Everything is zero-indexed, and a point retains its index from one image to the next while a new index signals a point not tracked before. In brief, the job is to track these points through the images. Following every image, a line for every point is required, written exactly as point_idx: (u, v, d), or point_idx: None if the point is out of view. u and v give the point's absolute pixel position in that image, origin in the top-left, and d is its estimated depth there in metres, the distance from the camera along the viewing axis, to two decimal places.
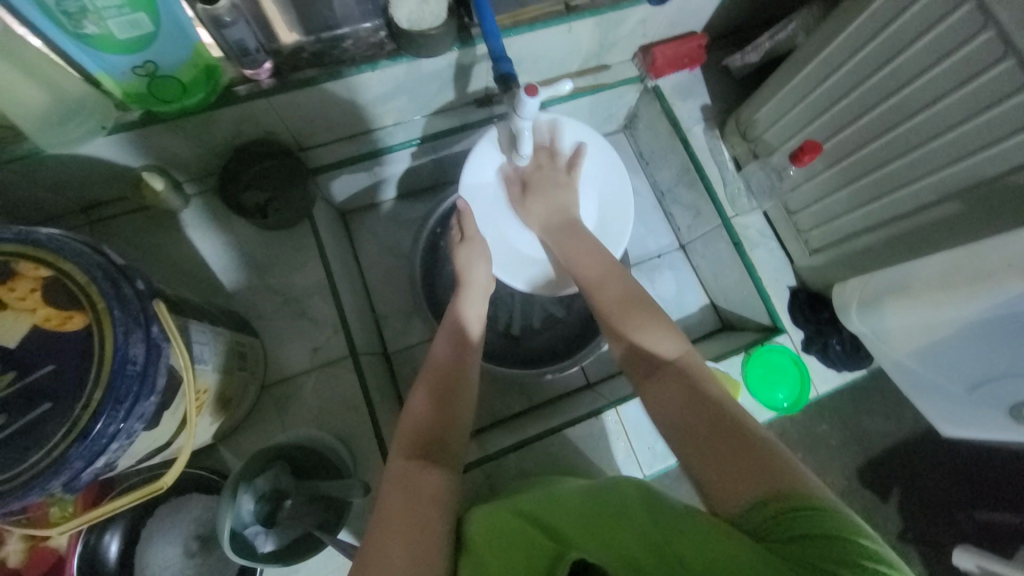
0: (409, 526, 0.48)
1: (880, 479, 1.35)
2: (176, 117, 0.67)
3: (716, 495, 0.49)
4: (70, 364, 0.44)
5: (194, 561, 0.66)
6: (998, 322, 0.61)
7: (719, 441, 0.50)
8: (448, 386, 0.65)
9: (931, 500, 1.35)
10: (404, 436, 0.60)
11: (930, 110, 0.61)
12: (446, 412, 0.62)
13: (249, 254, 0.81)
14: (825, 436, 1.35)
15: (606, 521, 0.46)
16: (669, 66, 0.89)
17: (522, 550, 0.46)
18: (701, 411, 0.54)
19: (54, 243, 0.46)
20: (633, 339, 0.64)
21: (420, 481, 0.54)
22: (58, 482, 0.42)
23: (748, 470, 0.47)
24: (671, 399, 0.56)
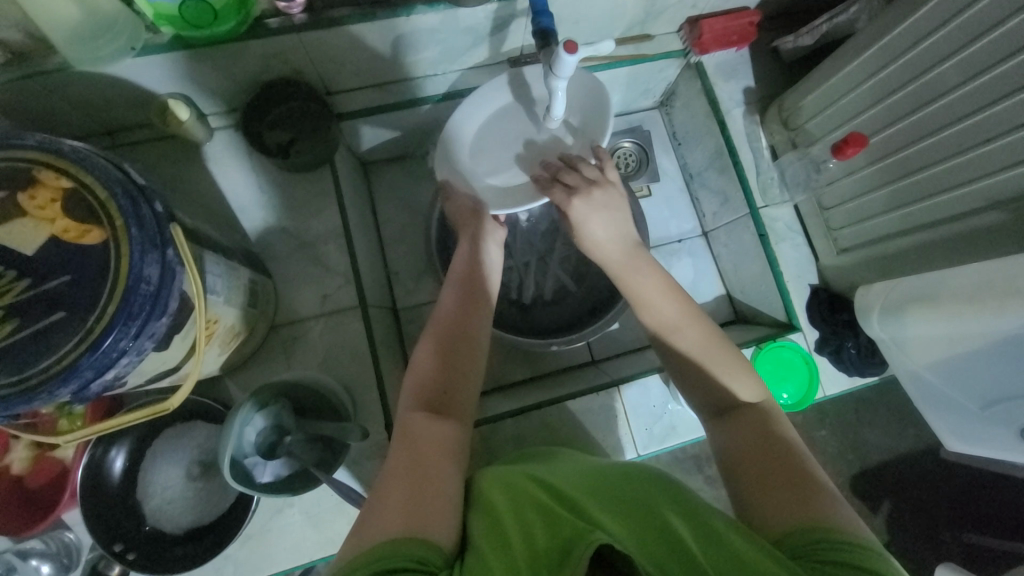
0: (410, 495, 0.47)
1: (874, 491, 1.35)
2: (205, 45, 0.66)
3: (755, 514, 0.49)
4: (86, 278, 0.44)
5: (194, 484, 0.68)
6: None
7: (770, 472, 0.51)
8: (453, 340, 0.63)
9: (922, 517, 1.34)
10: (406, 397, 0.59)
11: (987, 110, 0.57)
12: (454, 366, 0.61)
13: (268, 195, 0.81)
14: (824, 442, 1.34)
15: (624, 507, 0.46)
16: (715, 43, 0.85)
17: (544, 521, 0.44)
18: (751, 436, 0.55)
19: (78, 156, 0.46)
20: (718, 383, 0.61)
21: (422, 429, 0.54)
22: (67, 390, 0.43)
23: (790, 499, 0.48)
24: (738, 437, 0.56)
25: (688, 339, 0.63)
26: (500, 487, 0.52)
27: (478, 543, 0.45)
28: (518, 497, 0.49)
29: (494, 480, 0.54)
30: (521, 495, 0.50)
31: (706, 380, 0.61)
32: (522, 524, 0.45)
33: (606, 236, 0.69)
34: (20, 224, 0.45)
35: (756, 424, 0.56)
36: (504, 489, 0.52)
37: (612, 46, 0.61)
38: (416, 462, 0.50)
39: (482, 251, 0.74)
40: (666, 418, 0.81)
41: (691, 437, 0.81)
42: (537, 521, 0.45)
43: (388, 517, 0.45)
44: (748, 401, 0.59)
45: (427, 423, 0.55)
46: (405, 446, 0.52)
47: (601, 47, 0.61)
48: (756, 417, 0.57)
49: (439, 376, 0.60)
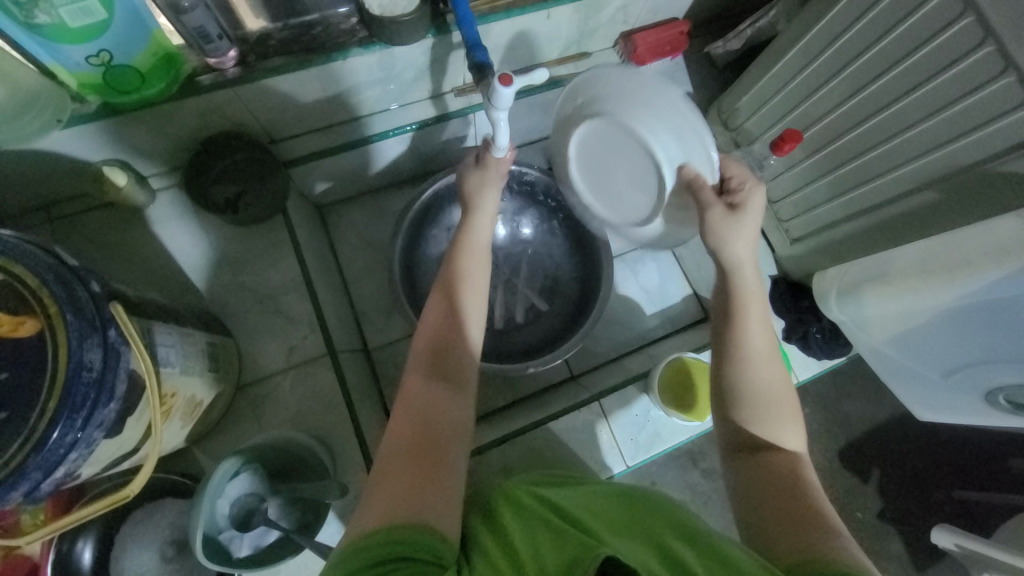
0: (409, 485, 0.48)
1: (861, 461, 1.38)
2: (136, 109, 0.64)
3: (765, 547, 0.51)
4: (22, 373, 0.42)
5: (171, 566, 0.65)
6: (975, 309, 0.62)
7: (788, 512, 0.52)
8: (450, 343, 0.60)
9: (909, 481, 1.38)
10: (412, 364, 0.59)
11: (910, 96, 0.61)
12: (461, 334, 0.61)
13: (222, 251, 0.78)
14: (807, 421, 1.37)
15: (630, 531, 0.46)
16: (650, 54, 0.88)
17: (552, 535, 0.44)
18: (773, 476, 0.56)
19: (3, 245, 0.43)
20: (769, 427, 0.60)
21: (435, 408, 0.55)
22: (14, 496, 0.40)
23: (796, 535, 0.49)
24: (760, 478, 0.57)
25: (764, 375, 0.63)
26: (508, 504, 0.52)
27: (488, 549, 0.46)
28: (523, 514, 0.49)
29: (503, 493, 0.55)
30: (530, 517, 0.48)
31: (758, 417, 0.61)
32: (531, 541, 0.45)
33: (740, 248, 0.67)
34: None
35: (786, 466, 0.57)
36: (513, 509, 0.51)
37: (547, 73, 0.63)
38: (422, 445, 0.52)
39: (473, 228, 0.70)
40: (650, 425, 0.81)
41: (676, 441, 0.82)
42: (547, 537, 0.44)
43: (396, 505, 0.46)
44: (786, 449, 0.59)
45: (436, 405, 0.55)
46: (414, 417, 0.54)
47: (534, 75, 0.62)
48: (787, 465, 0.57)
49: (439, 340, 0.60)
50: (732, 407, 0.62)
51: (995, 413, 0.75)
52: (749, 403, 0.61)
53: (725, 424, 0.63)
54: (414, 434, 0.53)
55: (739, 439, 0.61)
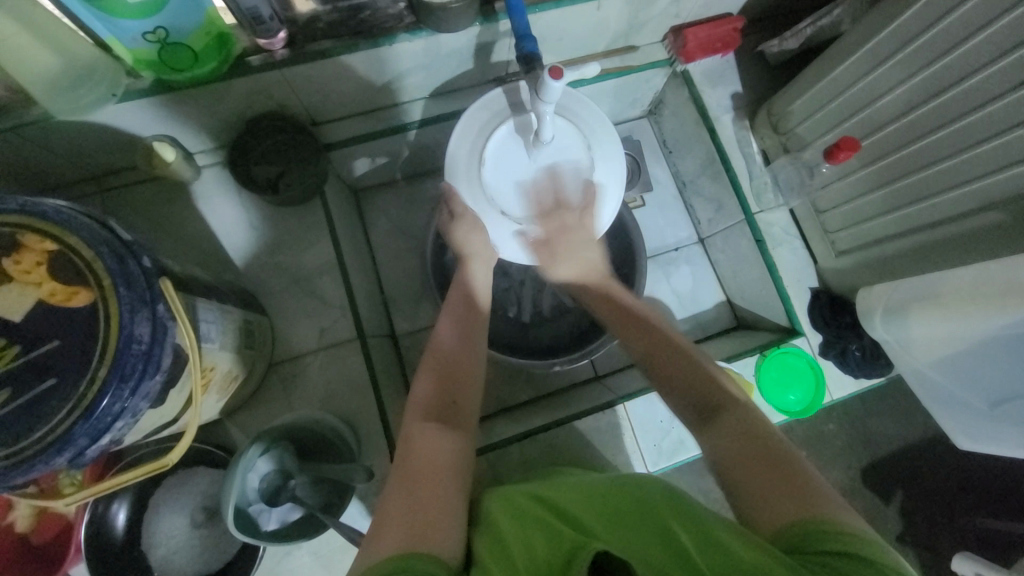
0: (417, 516, 0.46)
1: (885, 482, 1.34)
2: (187, 87, 0.65)
3: (751, 515, 0.48)
4: (74, 342, 0.43)
5: (200, 531, 0.67)
6: None
7: (759, 471, 0.49)
8: (452, 365, 0.63)
9: (935, 506, 1.34)
10: (420, 382, 0.61)
11: (980, 112, 0.57)
12: (457, 377, 0.62)
13: (260, 230, 0.80)
14: (833, 437, 1.33)
15: (627, 519, 0.46)
16: (701, 51, 0.85)
17: (544, 536, 0.45)
18: (735, 437, 0.52)
19: (62, 217, 0.45)
20: (690, 369, 0.61)
21: (430, 442, 0.54)
22: (64, 458, 0.42)
23: (781, 493, 0.47)
24: (721, 429, 0.54)
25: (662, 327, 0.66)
26: (506, 507, 0.52)
27: (485, 559, 0.45)
28: (520, 515, 0.50)
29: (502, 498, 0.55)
30: (523, 513, 0.50)
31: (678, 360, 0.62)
32: (525, 540, 0.46)
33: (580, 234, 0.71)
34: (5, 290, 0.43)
35: (738, 425, 0.53)
36: (506, 506, 0.53)
37: (600, 67, 0.64)
38: (424, 473, 0.50)
39: (473, 274, 0.73)
40: (673, 432, 0.80)
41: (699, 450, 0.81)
42: (540, 534, 0.46)
43: (390, 536, 0.44)
44: (724, 388, 0.58)
45: (433, 438, 0.54)
46: (417, 451, 0.53)
47: (586, 69, 0.64)
48: (734, 406, 0.56)
49: (456, 350, 0.65)
50: (659, 364, 0.62)
51: None
52: (680, 366, 0.61)
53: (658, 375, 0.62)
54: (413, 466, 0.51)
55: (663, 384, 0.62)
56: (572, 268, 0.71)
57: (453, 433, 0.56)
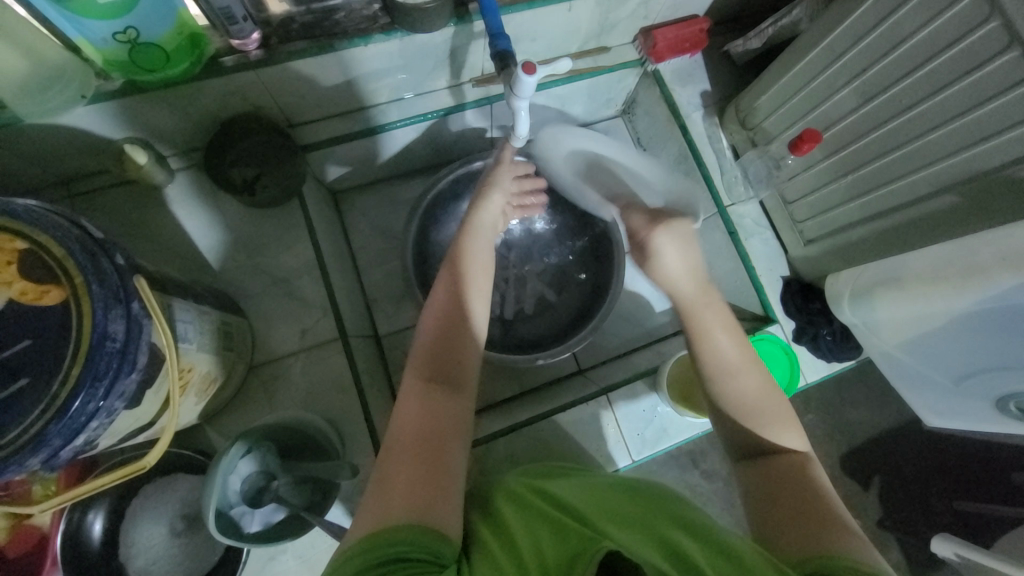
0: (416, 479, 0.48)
1: (863, 468, 1.38)
2: (159, 88, 0.65)
3: (771, 539, 0.49)
4: (48, 341, 0.42)
5: (180, 540, 0.66)
6: (992, 315, 0.61)
7: (788, 507, 0.51)
8: (451, 330, 0.61)
9: (911, 490, 1.38)
10: (412, 361, 0.60)
11: (931, 101, 0.60)
12: (457, 332, 0.61)
13: (236, 234, 0.79)
14: (811, 426, 1.37)
15: (633, 524, 0.45)
16: (669, 51, 0.88)
17: (556, 537, 0.44)
18: (773, 474, 0.56)
19: (31, 215, 0.44)
20: (763, 430, 0.59)
21: (437, 405, 0.55)
22: (37, 459, 0.41)
23: (801, 531, 0.48)
24: (770, 477, 0.55)
25: (738, 375, 0.62)
26: (516, 506, 0.52)
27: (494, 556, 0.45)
28: (528, 513, 0.50)
29: (509, 496, 0.55)
30: (528, 509, 0.50)
31: (749, 419, 0.60)
32: (533, 538, 0.46)
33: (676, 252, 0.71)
34: None
35: (785, 471, 0.56)
36: (511, 504, 0.53)
37: (571, 64, 0.64)
38: (424, 445, 0.52)
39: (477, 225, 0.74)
40: (656, 421, 0.81)
41: (682, 437, 0.82)
42: (545, 530, 0.46)
43: (397, 504, 0.46)
44: (790, 449, 0.58)
45: (441, 401, 0.55)
46: (421, 411, 0.54)
47: (558, 65, 0.63)
48: (793, 463, 0.56)
49: (451, 309, 0.63)
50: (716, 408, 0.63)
51: (1003, 421, 0.75)
52: (739, 403, 0.61)
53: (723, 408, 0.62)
54: (417, 433, 0.53)
55: (718, 404, 0.63)
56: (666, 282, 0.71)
57: (456, 395, 0.57)
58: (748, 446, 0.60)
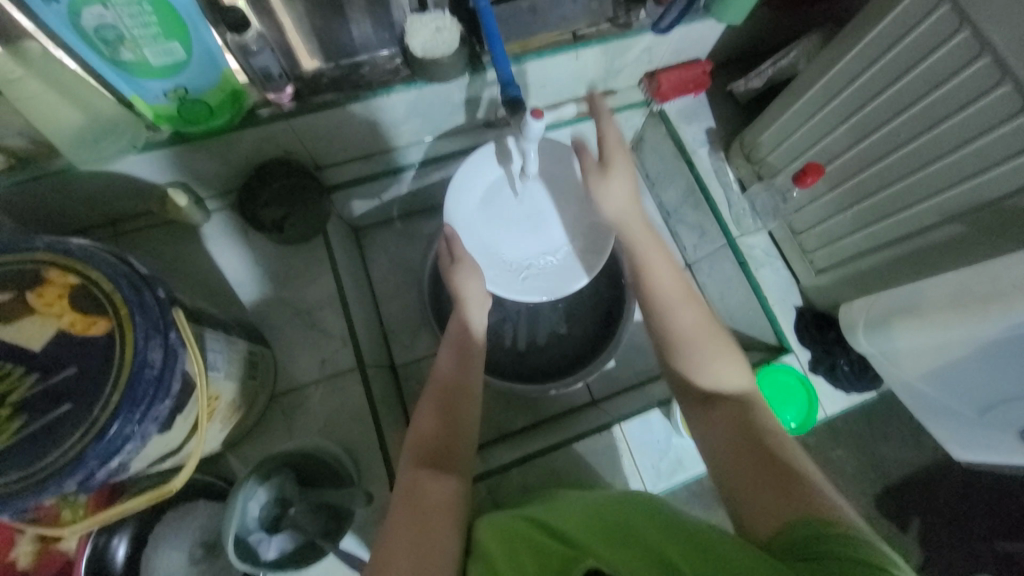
0: (422, 559, 0.50)
1: (899, 510, 1.32)
2: (201, 138, 0.72)
3: (741, 499, 0.52)
4: (91, 367, 0.46)
5: (199, 567, 0.67)
6: (1011, 343, 0.60)
7: (752, 473, 0.53)
8: (453, 402, 0.67)
9: (951, 533, 1.32)
10: (408, 453, 0.63)
11: (929, 134, 0.61)
12: (455, 416, 0.66)
13: (265, 268, 0.84)
14: (840, 464, 1.33)
15: (620, 537, 0.48)
16: (673, 91, 0.93)
17: (540, 555, 0.49)
18: (731, 428, 0.59)
19: (83, 253, 0.49)
20: (708, 367, 0.65)
21: (430, 490, 0.57)
22: (74, 480, 0.43)
23: (769, 492, 0.51)
24: (718, 427, 0.59)
25: (687, 317, 0.68)
26: (503, 534, 0.54)
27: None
28: (513, 538, 0.53)
29: (490, 526, 0.57)
30: (513, 534, 0.54)
31: (686, 356, 0.66)
32: (518, 559, 0.50)
33: (664, 270, 0.72)
34: (30, 321, 0.47)
35: (733, 413, 0.60)
36: (497, 531, 0.55)
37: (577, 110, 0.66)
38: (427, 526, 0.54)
39: (469, 314, 0.77)
40: (671, 452, 0.81)
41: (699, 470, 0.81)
42: (530, 555, 0.49)
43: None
44: (731, 387, 0.63)
45: (433, 483, 0.58)
46: (422, 495, 0.57)
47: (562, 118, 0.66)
48: (733, 409, 0.61)
49: (461, 372, 0.71)
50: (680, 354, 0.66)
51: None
52: (681, 366, 0.66)
53: (672, 379, 0.68)
54: (419, 506, 0.55)
55: (682, 389, 0.66)
56: (625, 185, 0.74)
57: (449, 476, 0.60)
58: (707, 388, 0.64)
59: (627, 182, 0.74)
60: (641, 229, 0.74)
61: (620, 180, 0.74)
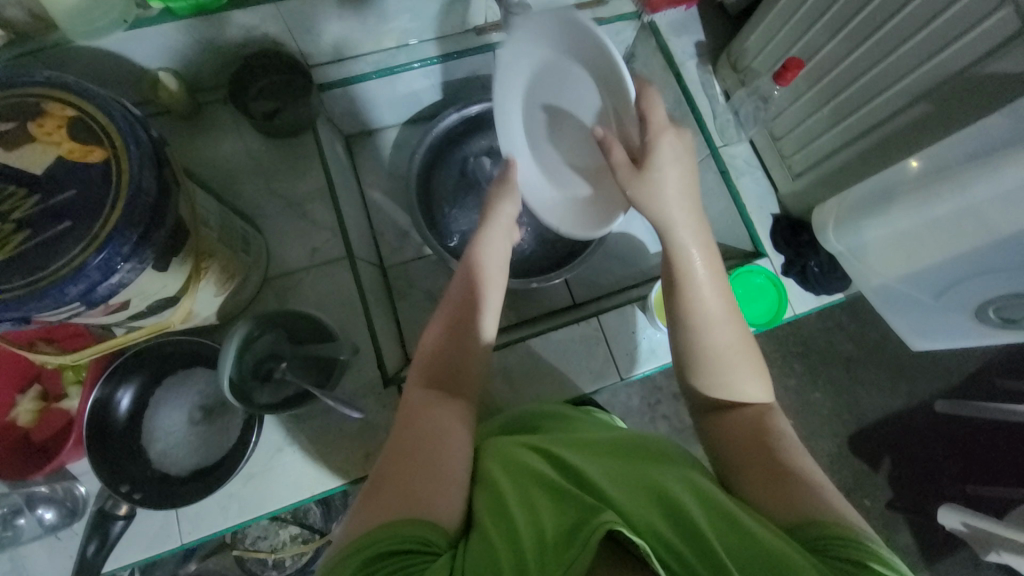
0: (409, 480, 0.48)
1: (873, 450, 1.38)
2: (190, 15, 0.71)
3: (733, 483, 0.52)
4: (90, 190, 0.48)
5: (198, 427, 0.72)
6: (986, 221, 0.62)
7: (757, 456, 0.51)
8: (464, 330, 0.63)
9: (923, 472, 1.37)
10: (413, 380, 0.60)
11: (902, 13, 0.63)
12: (459, 345, 0.63)
13: (257, 163, 0.86)
14: (818, 406, 1.38)
15: (633, 480, 0.49)
16: (665, 2, 0.91)
17: (553, 512, 0.45)
18: (749, 422, 0.55)
19: (76, 87, 0.51)
20: (735, 383, 0.57)
21: (429, 414, 0.55)
22: (76, 289, 0.47)
23: (769, 474, 0.50)
24: (727, 430, 0.55)
25: (723, 336, 0.58)
26: (508, 468, 0.53)
27: (481, 519, 0.47)
28: (522, 475, 0.51)
29: (500, 453, 0.56)
30: (525, 477, 0.51)
31: (709, 372, 0.58)
32: (529, 505, 0.47)
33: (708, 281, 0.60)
34: (33, 148, 0.49)
35: (755, 419, 0.55)
36: (500, 460, 0.55)
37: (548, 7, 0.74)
38: (416, 449, 0.51)
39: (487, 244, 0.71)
40: (646, 342, 0.85)
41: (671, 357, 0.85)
42: (546, 502, 0.47)
43: (394, 499, 0.46)
44: (750, 401, 0.57)
45: (435, 407, 0.56)
46: (417, 418, 0.54)
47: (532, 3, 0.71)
48: (758, 414, 0.56)
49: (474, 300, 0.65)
50: (701, 363, 0.58)
51: (980, 329, 0.79)
52: (708, 372, 0.58)
53: (689, 390, 0.61)
54: (414, 432, 0.53)
55: (699, 400, 0.60)
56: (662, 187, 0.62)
57: (455, 402, 0.58)
58: (724, 397, 0.57)
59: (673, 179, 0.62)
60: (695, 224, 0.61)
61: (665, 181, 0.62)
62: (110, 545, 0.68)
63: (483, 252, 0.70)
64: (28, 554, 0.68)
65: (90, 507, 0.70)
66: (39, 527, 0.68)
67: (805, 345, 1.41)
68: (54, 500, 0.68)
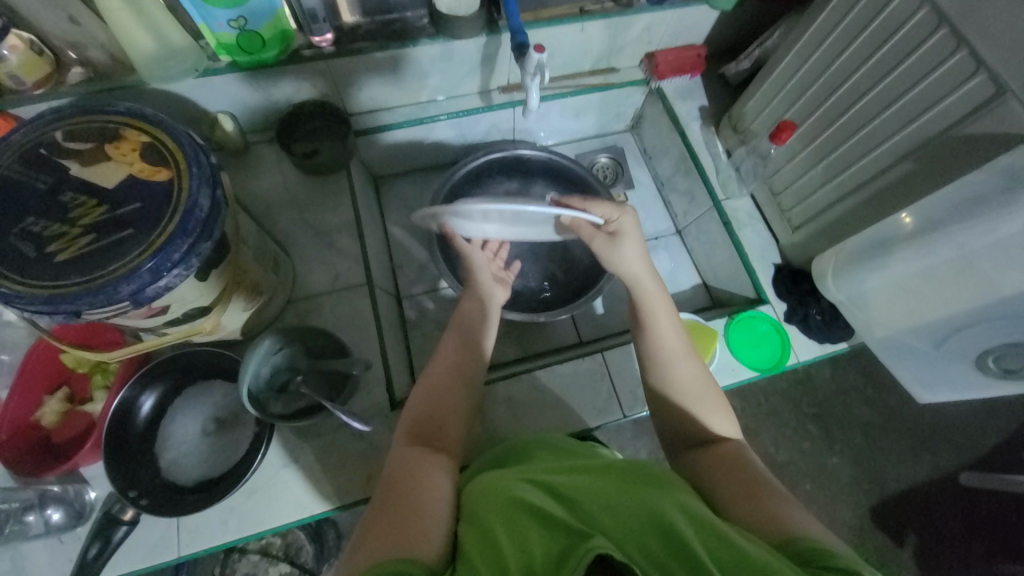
0: (397, 525, 0.48)
1: (895, 522, 1.30)
2: (252, 68, 0.82)
3: (722, 506, 0.54)
4: (154, 203, 0.55)
5: (210, 438, 0.75)
6: (975, 260, 0.65)
7: (735, 485, 0.55)
8: (448, 384, 0.68)
9: (952, 552, 1.28)
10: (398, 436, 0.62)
11: (885, 81, 0.70)
12: (441, 396, 0.66)
13: (293, 195, 0.94)
14: (835, 470, 1.34)
15: (621, 505, 0.48)
16: (670, 70, 1.03)
17: (540, 532, 0.45)
18: (715, 457, 0.59)
19: (152, 117, 0.59)
20: (700, 422, 0.64)
21: (417, 464, 0.56)
22: (127, 289, 0.52)
23: (748, 500, 0.52)
24: (700, 469, 0.59)
25: (682, 378, 0.66)
26: (495, 489, 0.53)
27: (469, 549, 0.46)
28: (508, 494, 0.51)
29: (485, 482, 0.55)
30: (509, 500, 0.50)
31: (677, 411, 0.65)
32: (515, 527, 0.46)
33: (670, 331, 0.68)
34: (105, 166, 0.57)
35: (723, 455, 0.59)
36: (486, 490, 0.53)
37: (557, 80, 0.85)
38: (403, 495, 0.52)
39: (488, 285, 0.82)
40: None
41: None
42: (533, 525, 0.46)
43: (383, 543, 0.46)
44: (721, 437, 0.62)
45: (421, 456, 0.57)
46: (404, 469, 0.55)
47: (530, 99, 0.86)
48: (725, 449, 0.60)
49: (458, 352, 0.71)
50: (673, 407, 0.65)
51: (984, 382, 0.80)
52: (678, 412, 0.65)
53: (667, 427, 0.66)
54: (399, 485, 0.53)
55: (677, 438, 0.65)
56: (638, 255, 0.72)
57: (437, 455, 0.59)
58: (692, 436, 0.63)
59: (637, 252, 0.72)
60: (656, 285, 0.71)
61: (634, 248, 0.72)
62: (111, 549, 0.68)
63: (485, 293, 0.80)
64: (31, 553, 0.69)
65: (97, 511, 0.71)
66: (44, 526, 0.68)
67: (817, 404, 1.39)
68: (64, 501, 0.70)
